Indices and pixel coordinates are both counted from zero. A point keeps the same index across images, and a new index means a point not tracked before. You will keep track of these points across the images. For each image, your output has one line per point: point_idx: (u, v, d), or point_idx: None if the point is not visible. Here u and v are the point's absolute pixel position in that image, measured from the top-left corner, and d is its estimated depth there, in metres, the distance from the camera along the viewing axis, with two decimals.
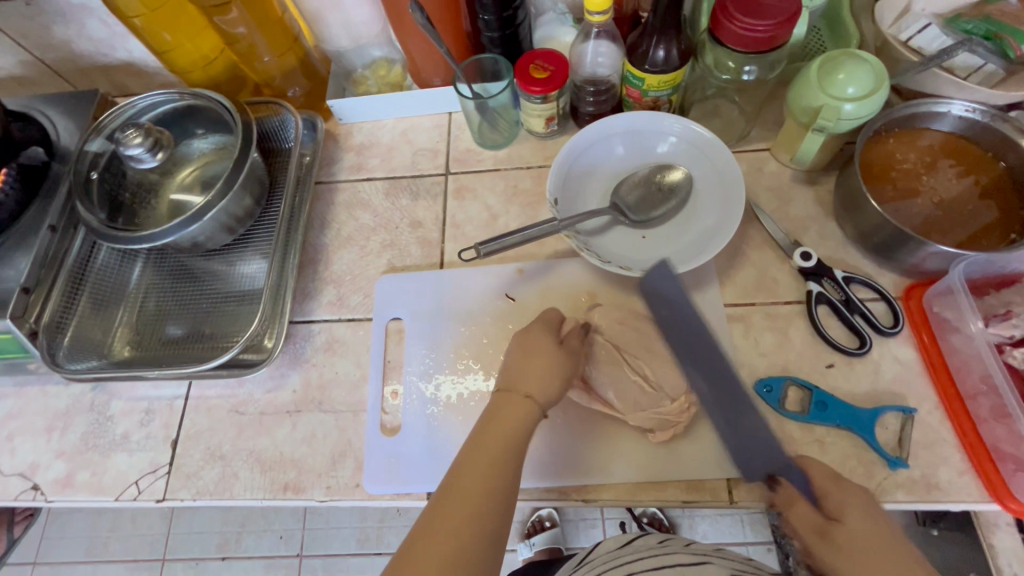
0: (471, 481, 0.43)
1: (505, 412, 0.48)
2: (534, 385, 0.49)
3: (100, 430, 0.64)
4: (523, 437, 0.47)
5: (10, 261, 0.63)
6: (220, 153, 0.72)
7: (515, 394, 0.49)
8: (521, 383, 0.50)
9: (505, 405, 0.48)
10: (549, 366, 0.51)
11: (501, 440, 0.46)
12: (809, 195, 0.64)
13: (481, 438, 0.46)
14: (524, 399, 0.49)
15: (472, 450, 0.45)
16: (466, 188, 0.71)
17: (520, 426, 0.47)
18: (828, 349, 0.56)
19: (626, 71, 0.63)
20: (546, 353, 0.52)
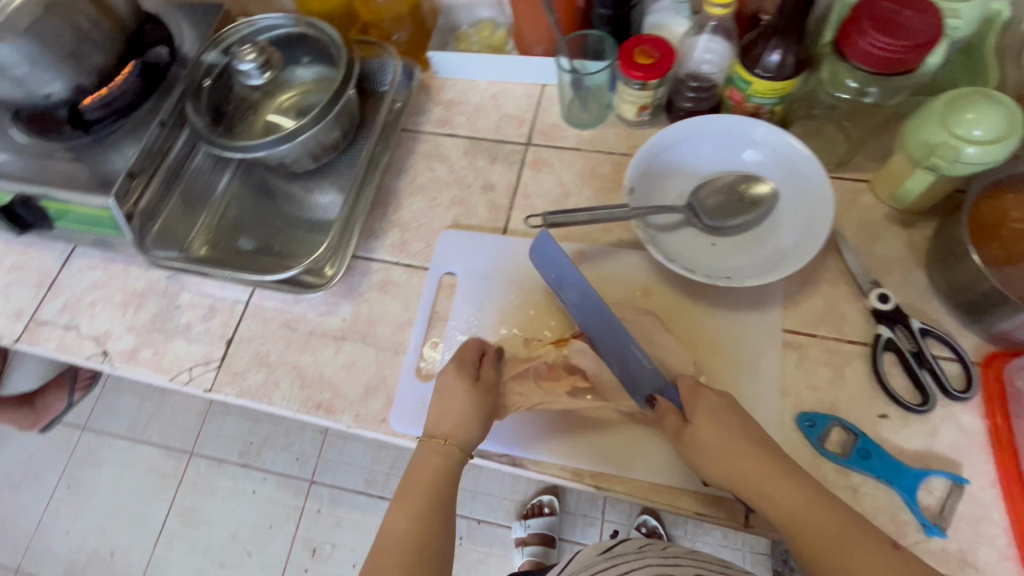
0: (403, 525, 0.48)
1: (427, 460, 0.51)
2: (451, 426, 0.52)
3: (167, 315, 0.69)
4: (448, 474, 0.51)
5: (122, 147, 0.69)
6: (320, 85, 0.76)
7: (432, 437, 0.52)
8: (441, 426, 0.52)
9: (427, 453, 0.51)
10: (463, 403, 0.53)
11: (428, 483, 0.50)
12: (901, 237, 0.60)
13: (410, 485, 0.50)
14: (442, 442, 0.52)
15: (403, 496, 0.49)
16: (544, 161, 0.71)
17: (441, 473, 0.51)
18: (884, 399, 0.53)
19: (734, 72, 0.60)
20: (459, 395, 0.53)
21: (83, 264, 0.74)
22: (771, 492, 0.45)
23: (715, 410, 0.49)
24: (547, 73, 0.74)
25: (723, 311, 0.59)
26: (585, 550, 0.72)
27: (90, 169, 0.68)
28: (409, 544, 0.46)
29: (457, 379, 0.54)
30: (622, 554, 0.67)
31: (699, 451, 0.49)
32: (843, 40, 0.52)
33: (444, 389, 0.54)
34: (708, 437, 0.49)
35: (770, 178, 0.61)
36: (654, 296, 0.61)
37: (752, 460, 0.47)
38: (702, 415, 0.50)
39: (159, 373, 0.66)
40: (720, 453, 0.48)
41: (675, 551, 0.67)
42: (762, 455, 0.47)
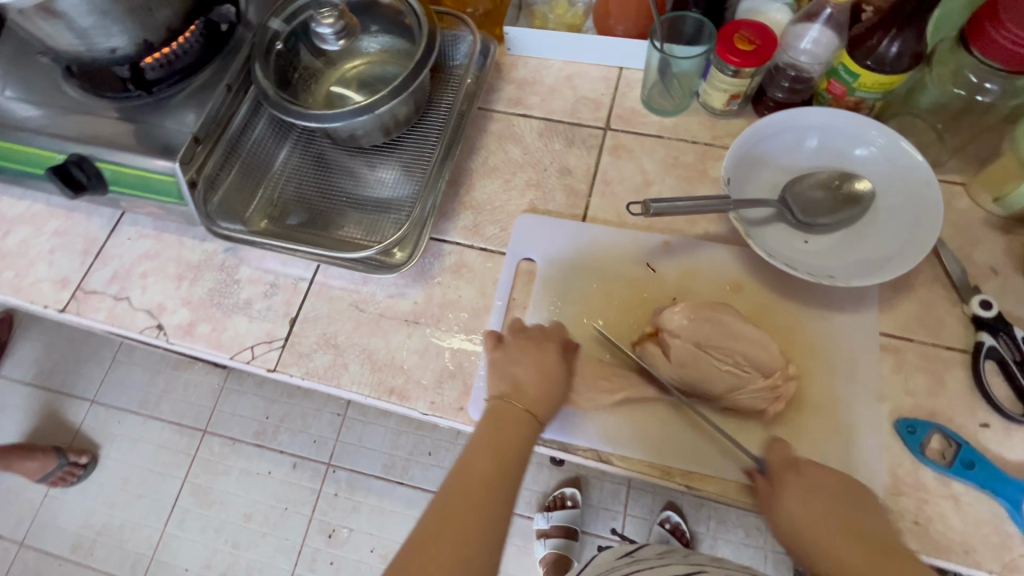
0: (474, 482, 0.45)
1: (512, 423, 0.49)
2: (538, 402, 0.51)
3: (226, 291, 0.66)
4: (526, 448, 0.49)
5: (183, 110, 0.65)
6: (391, 57, 0.72)
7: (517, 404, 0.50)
8: (525, 398, 0.51)
9: (510, 416, 0.50)
10: (542, 378, 0.52)
11: (513, 449, 0.48)
12: (1000, 243, 0.58)
13: (494, 449, 0.47)
14: (526, 414, 0.50)
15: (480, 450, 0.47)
16: (623, 147, 0.68)
17: (524, 442, 0.49)
18: (986, 408, 0.52)
19: (837, 63, 0.59)
20: (547, 377, 0.52)
21: (134, 233, 0.71)
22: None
23: (803, 491, 0.47)
24: (629, 56, 0.71)
25: (817, 311, 0.57)
26: (606, 556, 0.68)
27: (148, 133, 0.64)
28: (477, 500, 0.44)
29: (545, 358, 0.53)
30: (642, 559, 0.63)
31: (787, 528, 0.47)
32: (974, 33, 0.50)
33: (533, 363, 0.53)
34: (799, 501, 0.47)
35: (871, 176, 0.60)
36: (744, 293, 0.59)
37: (836, 544, 0.44)
38: (787, 491, 0.48)
39: (218, 351, 0.63)
40: (809, 531, 0.45)
41: (699, 558, 0.61)
42: (845, 535, 0.44)
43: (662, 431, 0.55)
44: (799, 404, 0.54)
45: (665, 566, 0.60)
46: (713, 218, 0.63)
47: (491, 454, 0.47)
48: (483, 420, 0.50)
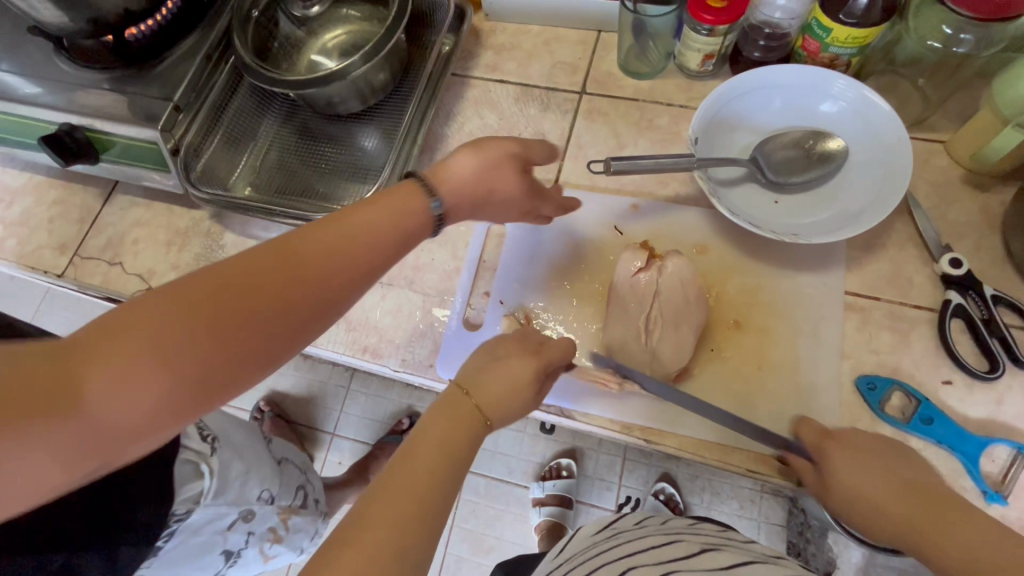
0: (400, 490, 0.37)
1: (455, 413, 0.42)
2: (500, 403, 0.44)
3: (212, 255, 0.69)
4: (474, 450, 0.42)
5: (166, 80, 0.67)
6: (370, 24, 0.72)
7: (467, 398, 0.43)
8: (483, 394, 0.44)
9: (455, 404, 0.43)
10: (519, 382, 0.46)
11: (437, 441, 0.40)
12: (976, 201, 0.57)
13: (409, 447, 0.40)
14: (481, 413, 0.43)
15: (439, 439, 0.40)
16: (598, 111, 0.68)
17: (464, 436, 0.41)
18: (949, 366, 0.52)
19: (812, 18, 0.57)
20: (515, 385, 0.45)
21: (126, 202, 0.74)
22: (942, 541, 0.38)
23: (856, 461, 0.43)
24: (607, 18, 0.70)
25: (783, 271, 0.57)
26: (583, 528, 0.58)
27: (130, 103, 0.66)
28: (414, 505, 0.36)
29: (527, 360, 0.47)
30: (619, 530, 0.54)
31: (842, 498, 0.43)
32: None
33: (513, 363, 0.46)
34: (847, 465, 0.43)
35: (842, 132, 0.59)
36: (710, 254, 0.59)
37: (895, 504, 0.40)
38: (839, 467, 0.43)
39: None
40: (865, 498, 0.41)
41: (677, 526, 0.54)
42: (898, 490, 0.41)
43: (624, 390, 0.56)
44: (762, 362, 0.54)
45: (641, 538, 0.50)
46: (684, 179, 0.63)
47: (432, 448, 0.39)
48: (429, 411, 0.42)
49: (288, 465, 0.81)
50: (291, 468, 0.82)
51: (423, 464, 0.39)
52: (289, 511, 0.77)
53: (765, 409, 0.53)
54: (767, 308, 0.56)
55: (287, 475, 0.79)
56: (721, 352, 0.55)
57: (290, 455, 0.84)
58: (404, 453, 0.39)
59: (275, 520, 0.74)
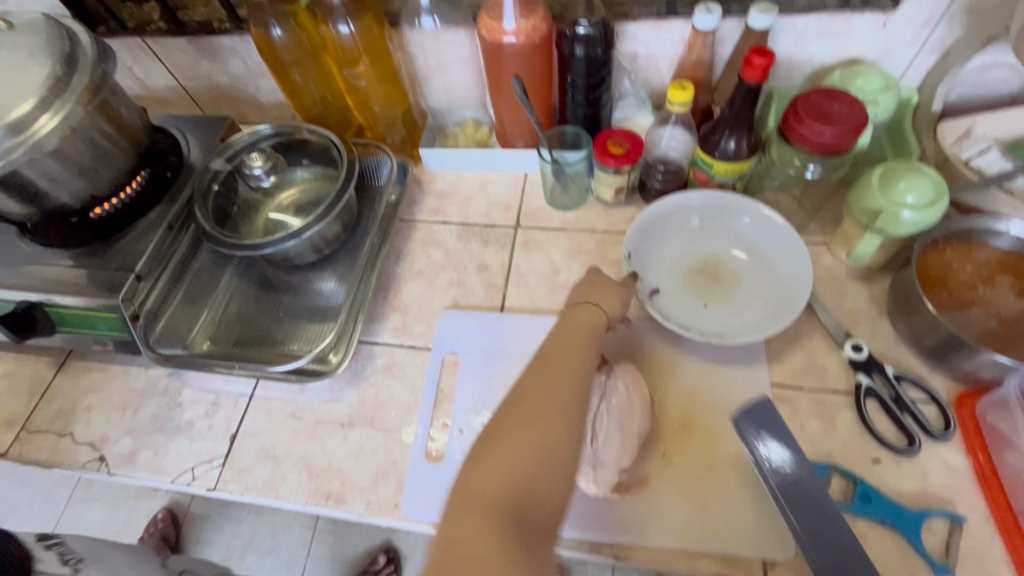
0: (553, 382, 0.52)
1: (578, 316, 0.59)
2: (604, 304, 0.61)
3: (168, 415, 0.69)
4: (592, 336, 0.58)
5: (127, 252, 0.71)
6: (322, 182, 0.79)
7: (587, 315, 0.59)
8: (589, 302, 0.61)
9: (581, 311, 0.59)
10: (604, 305, 0.61)
11: (579, 336, 0.57)
12: (862, 291, 0.66)
13: (564, 334, 0.57)
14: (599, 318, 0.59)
15: (563, 344, 0.56)
16: (533, 241, 0.76)
17: (588, 328, 0.58)
18: (874, 444, 0.57)
19: (696, 156, 0.69)
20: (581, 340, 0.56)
21: (80, 368, 0.74)
22: None
23: None
24: (531, 163, 0.82)
25: (717, 370, 0.63)
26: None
27: (92, 276, 0.69)
28: (562, 392, 0.51)
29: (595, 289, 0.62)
30: None
31: None
32: (786, 127, 0.61)
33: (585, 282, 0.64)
34: None
35: (755, 245, 0.68)
36: (647, 360, 0.64)
37: None
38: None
39: (165, 474, 0.65)
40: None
41: None
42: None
43: (585, 503, 0.57)
44: (711, 461, 0.58)
45: None
46: None
47: (570, 358, 0.54)
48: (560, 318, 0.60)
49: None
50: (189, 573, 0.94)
51: (561, 368, 0.54)
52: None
53: (721, 506, 0.55)
54: (705, 407, 0.61)
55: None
56: (673, 454, 0.58)
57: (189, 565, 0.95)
58: (543, 368, 0.54)
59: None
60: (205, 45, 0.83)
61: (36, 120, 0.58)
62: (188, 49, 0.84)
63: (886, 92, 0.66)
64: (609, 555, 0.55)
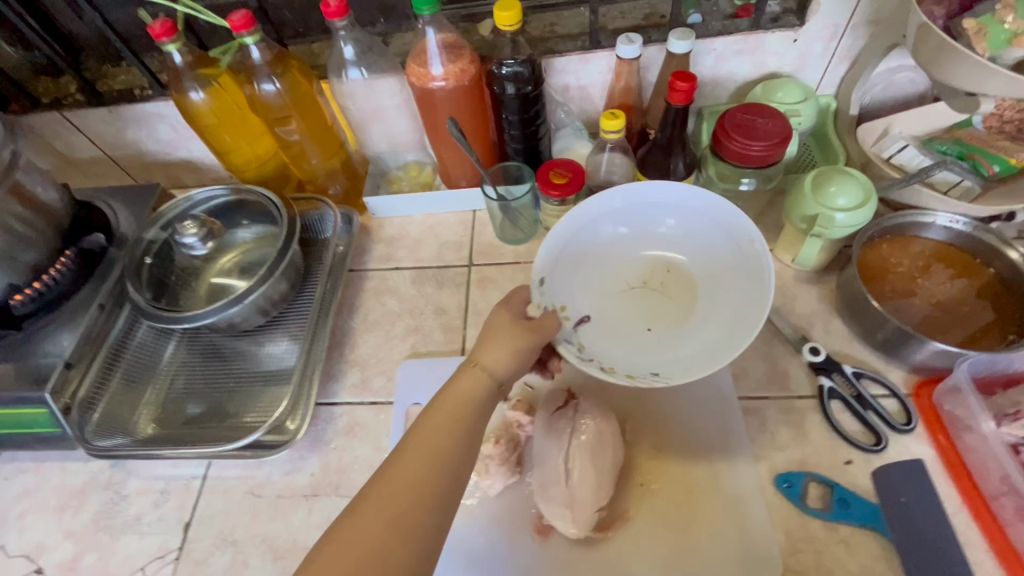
0: (402, 482, 0.38)
1: (460, 380, 0.45)
2: (494, 358, 0.46)
3: (113, 510, 0.63)
4: (473, 408, 0.43)
5: (56, 338, 0.66)
6: (264, 241, 0.76)
7: (470, 375, 0.45)
8: (482, 356, 0.47)
9: (463, 372, 0.46)
10: (518, 343, 0.48)
11: (453, 410, 0.43)
12: (812, 293, 0.68)
13: (454, 409, 0.43)
14: (479, 371, 0.45)
15: (433, 416, 0.42)
16: (488, 278, 0.76)
17: (473, 396, 0.44)
18: (844, 445, 0.57)
19: (638, 179, 0.73)
20: (456, 414, 0.43)
21: (10, 470, 0.68)
22: None
23: None
24: (478, 200, 0.81)
25: (684, 388, 0.63)
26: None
27: (17, 370, 0.64)
28: (409, 496, 0.38)
29: (513, 329, 0.49)
30: None
31: None
32: (717, 144, 0.63)
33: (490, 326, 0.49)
34: None
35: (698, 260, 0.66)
36: (614, 387, 0.63)
37: None
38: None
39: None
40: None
41: None
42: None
43: (568, 547, 0.55)
44: (688, 484, 0.57)
45: None
46: None
47: (433, 434, 0.41)
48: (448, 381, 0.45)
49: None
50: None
51: (418, 459, 0.39)
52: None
53: (705, 531, 0.54)
54: (677, 429, 0.60)
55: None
56: (651, 484, 0.57)
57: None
58: (399, 455, 0.40)
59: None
60: (128, 113, 0.80)
61: None
62: (110, 118, 0.81)
63: (805, 101, 0.69)
64: None
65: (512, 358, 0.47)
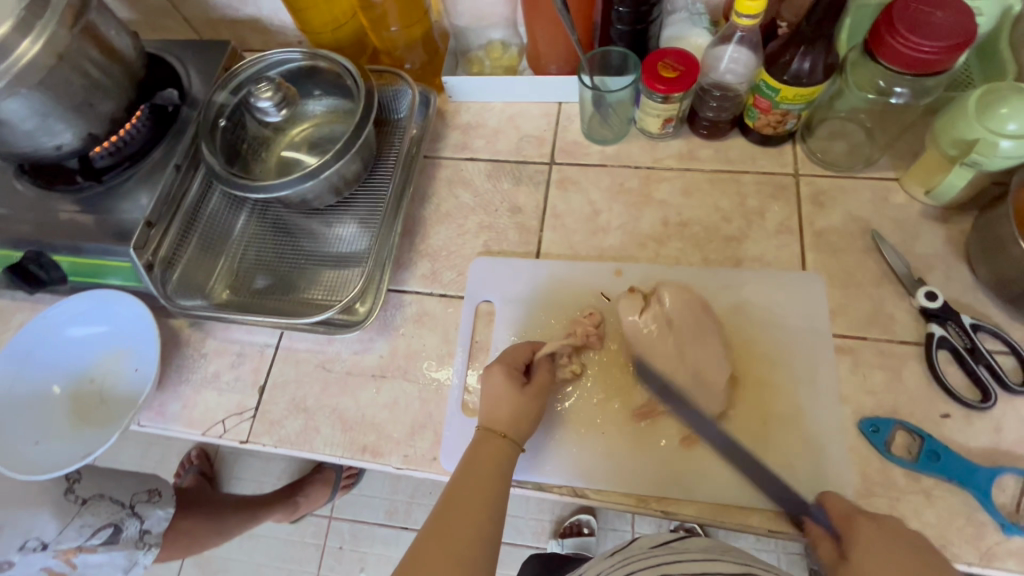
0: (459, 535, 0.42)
1: (483, 447, 0.49)
2: (508, 421, 0.51)
3: (193, 365, 0.66)
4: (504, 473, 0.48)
5: (135, 195, 0.66)
6: (335, 117, 0.73)
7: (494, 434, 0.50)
8: (498, 422, 0.50)
9: (484, 441, 0.50)
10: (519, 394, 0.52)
11: (488, 474, 0.47)
12: (938, 233, 0.60)
13: (466, 468, 0.48)
14: (503, 439, 0.50)
15: (462, 473, 0.47)
16: (570, 179, 0.70)
17: (500, 465, 0.48)
18: (944, 398, 0.53)
19: (759, 80, 0.60)
20: (500, 453, 0.49)
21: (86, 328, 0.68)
22: None
23: None
24: (567, 90, 0.73)
25: (775, 319, 0.58)
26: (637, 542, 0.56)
27: (102, 222, 0.64)
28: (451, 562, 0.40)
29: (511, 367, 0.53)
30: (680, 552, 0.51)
31: None
32: (876, 42, 0.52)
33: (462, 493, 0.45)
34: None
35: (541, 297, 0.63)
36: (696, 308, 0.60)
37: None
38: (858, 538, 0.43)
39: (67, 441, 0.62)
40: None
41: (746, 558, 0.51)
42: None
43: (634, 460, 0.55)
44: (764, 416, 0.55)
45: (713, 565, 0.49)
46: (662, 239, 0.65)
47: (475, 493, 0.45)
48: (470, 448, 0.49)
49: (98, 502, 0.71)
50: (106, 501, 0.72)
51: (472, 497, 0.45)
52: (76, 550, 0.69)
53: (773, 461, 0.53)
54: (758, 360, 0.57)
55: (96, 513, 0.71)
56: (727, 411, 0.55)
57: (110, 488, 0.73)
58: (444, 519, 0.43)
59: (55, 559, 0.68)
60: None
61: (17, 46, 0.51)
62: None
63: None
64: (660, 515, 0.53)
65: (521, 407, 0.51)
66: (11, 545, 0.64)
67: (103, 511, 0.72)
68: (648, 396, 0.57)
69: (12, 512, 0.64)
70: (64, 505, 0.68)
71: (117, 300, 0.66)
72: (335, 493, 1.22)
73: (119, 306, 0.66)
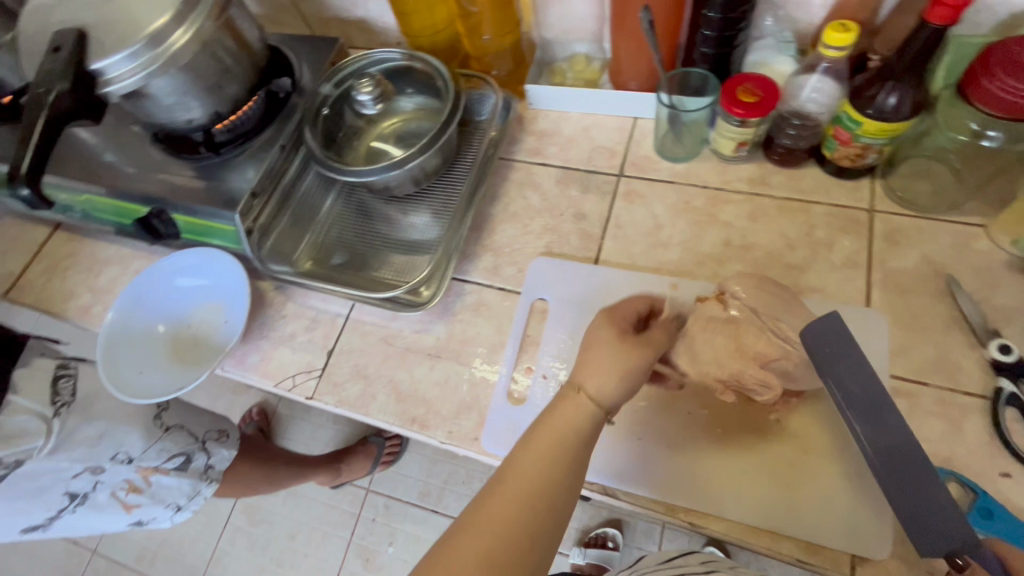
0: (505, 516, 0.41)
1: (562, 409, 0.46)
2: (590, 376, 0.48)
3: (272, 325, 0.74)
4: (574, 441, 0.45)
5: (242, 168, 0.74)
6: (423, 115, 0.79)
7: (572, 396, 0.47)
8: (583, 376, 0.48)
9: (565, 400, 0.47)
10: (610, 358, 0.48)
11: (554, 443, 0.45)
12: (1022, 286, 0.57)
13: (532, 438, 0.45)
14: (582, 398, 0.47)
15: (525, 444, 0.45)
16: (636, 192, 0.72)
17: (574, 430, 0.46)
18: (1006, 457, 0.51)
19: (841, 112, 0.60)
20: (560, 439, 0.45)
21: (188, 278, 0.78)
22: None
23: None
24: (644, 107, 0.75)
25: None
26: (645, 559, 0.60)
27: (214, 188, 0.73)
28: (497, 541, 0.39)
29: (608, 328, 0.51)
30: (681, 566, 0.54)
31: None
32: (970, 83, 0.51)
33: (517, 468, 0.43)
34: None
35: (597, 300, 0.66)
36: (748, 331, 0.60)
37: None
38: None
39: (163, 372, 0.72)
40: None
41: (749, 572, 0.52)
42: None
43: (668, 469, 0.56)
44: (805, 445, 0.54)
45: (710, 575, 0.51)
46: (721, 260, 0.65)
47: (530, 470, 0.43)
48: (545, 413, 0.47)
49: (178, 432, 0.80)
50: (185, 432, 0.82)
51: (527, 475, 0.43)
52: (153, 470, 0.77)
53: (811, 492, 0.53)
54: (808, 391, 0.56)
55: (174, 441, 0.80)
56: (768, 434, 0.56)
57: (188, 422, 0.83)
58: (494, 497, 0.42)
59: (136, 474, 0.76)
60: None
61: (172, 33, 0.60)
62: None
63: None
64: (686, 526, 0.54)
65: (620, 378, 0.48)
66: (106, 454, 0.71)
67: (181, 440, 0.80)
68: (689, 409, 0.58)
69: (112, 424, 0.71)
70: (152, 427, 0.76)
71: (219, 258, 0.75)
72: (375, 467, 1.28)
73: (218, 263, 0.75)
